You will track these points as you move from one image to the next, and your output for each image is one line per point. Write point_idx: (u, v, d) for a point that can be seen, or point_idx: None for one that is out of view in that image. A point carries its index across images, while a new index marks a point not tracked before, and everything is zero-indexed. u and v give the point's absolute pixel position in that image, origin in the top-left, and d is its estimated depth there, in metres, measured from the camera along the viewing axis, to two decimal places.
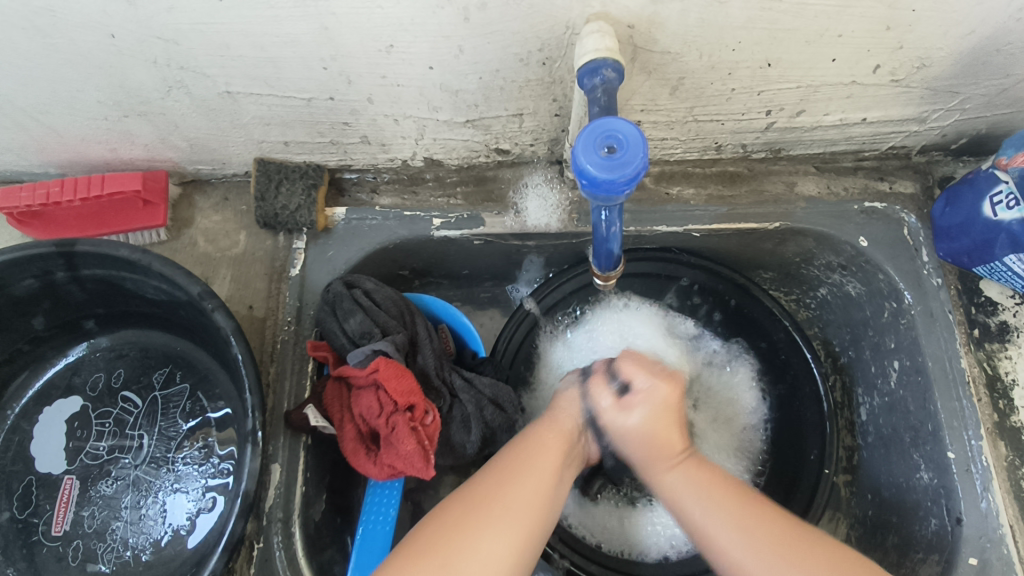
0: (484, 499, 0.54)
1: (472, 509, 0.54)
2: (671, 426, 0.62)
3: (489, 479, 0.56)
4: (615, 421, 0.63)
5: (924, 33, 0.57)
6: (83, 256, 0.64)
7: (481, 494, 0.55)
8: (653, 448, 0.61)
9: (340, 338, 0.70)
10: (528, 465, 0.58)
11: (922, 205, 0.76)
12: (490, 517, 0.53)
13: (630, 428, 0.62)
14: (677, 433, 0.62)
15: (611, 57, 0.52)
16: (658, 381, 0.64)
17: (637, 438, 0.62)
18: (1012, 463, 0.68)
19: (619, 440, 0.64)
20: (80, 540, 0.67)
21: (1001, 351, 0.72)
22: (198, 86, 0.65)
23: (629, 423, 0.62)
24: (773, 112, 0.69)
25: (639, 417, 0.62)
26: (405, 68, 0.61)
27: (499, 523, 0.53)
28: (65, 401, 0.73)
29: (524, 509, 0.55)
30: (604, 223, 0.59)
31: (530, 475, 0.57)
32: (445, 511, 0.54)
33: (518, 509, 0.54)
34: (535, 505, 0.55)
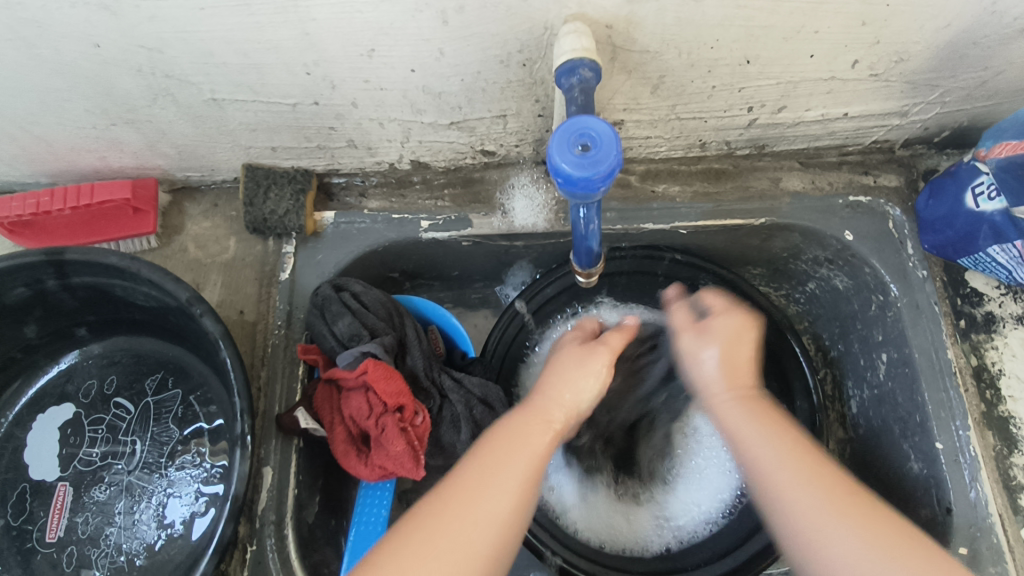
0: (485, 482, 0.50)
1: (480, 488, 0.49)
2: (743, 348, 0.58)
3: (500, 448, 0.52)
4: (691, 356, 0.59)
5: (900, 27, 0.58)
6: (72, 264, 0.64)
7: (483, 474, 0.50)
8: (731, 372, 0.57)
9: (329, 341, 0.70)
10: (508, 468, 0.50)
11: (907, 198, 0.77)
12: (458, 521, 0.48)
13: (713, 365, 0.57)
14: (748, 373, 0.57)
15: (587, 57, 0.53)
16: (733, 312, 0.60)
17: (709, 372, 0.57)
18: (1000, 452, 0.68)
19: (689, 368, 0.59)
20: (74, 546, 0.68)
21: (987, 341, 0.72)
22: (183, 94, 0.65)
23: (704, 355, 0.58)
24: (755, 109, 0.69)
25: (712, 349, 0.58)
26: (388, 72, 0.62)
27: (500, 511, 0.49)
28: (58, 409, 0.73)
29: (526, 492, 0.50)
30: (583, 221, 0.59)
31: (534, 452, 0.52)
32: (452, 493, 0.49)
33: (520, 497, 0.50)
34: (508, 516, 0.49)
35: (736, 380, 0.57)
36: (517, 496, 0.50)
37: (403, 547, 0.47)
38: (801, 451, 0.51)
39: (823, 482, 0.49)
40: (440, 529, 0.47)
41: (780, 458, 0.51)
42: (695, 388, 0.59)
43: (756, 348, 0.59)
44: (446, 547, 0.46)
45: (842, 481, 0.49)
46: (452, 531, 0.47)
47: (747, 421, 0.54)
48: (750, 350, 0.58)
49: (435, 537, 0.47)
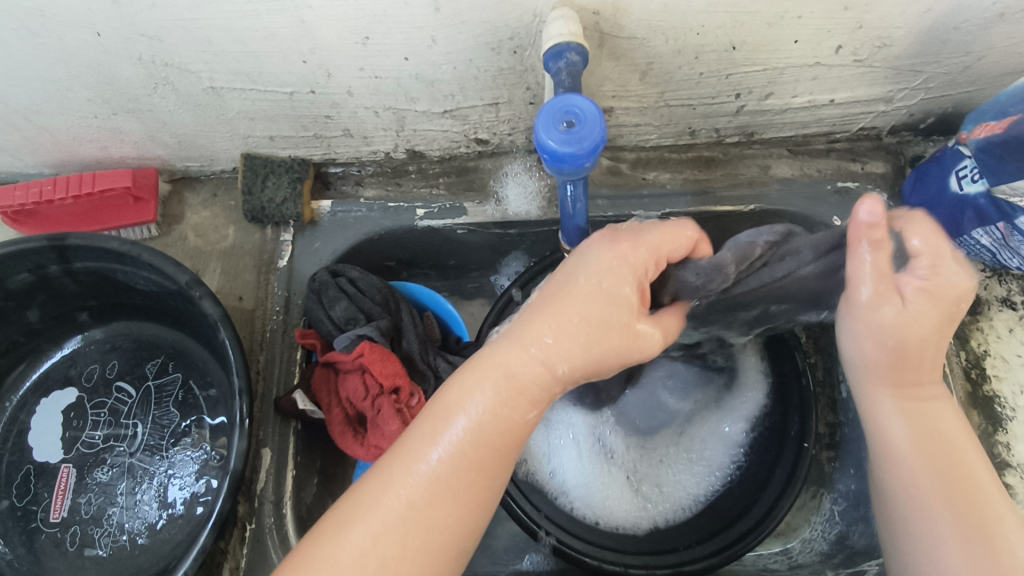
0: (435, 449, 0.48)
1: (434, 455, 0.48)
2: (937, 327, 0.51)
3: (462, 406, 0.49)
4: (869, 316, 0.51)
5: (881, 12, 0.59)
6: (75, 249, 0.66)
7: (438, 441, 0.48)
8: (903, 342, 0.51)
9: (326, 325, 0.71)
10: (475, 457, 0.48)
11: (894, 184, 0.78)
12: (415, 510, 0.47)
13: (883, 318, 0.50)
14: (931, 353, 0.52)
15: (575, 41, 0.54)
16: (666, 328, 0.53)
17: (882, 337, 0.51)
18: (986, 431, 0.69)
19: (858, 335, 0.53)
20: (77, 525, 0.69)
21: (973, 323, 0.73)
22: (183, 83, 0.67)
23: (863, 283, 0.50)
24: (742, 95, 0.71)
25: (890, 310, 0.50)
26: (382, 60, 0.63)
27: (444, 482, 0.47)
28: (61, 393, 0.75)
29: (480, 461, 0.48)
30: (570, 199, 0.60)
31: (498, 419, 0.49)
32: (406, 462, 0.48)
33: (470, 468, 0.48)
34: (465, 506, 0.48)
35: (900, 382, 0.54)
36: (471, 465, 0.48)
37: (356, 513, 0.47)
38: (960, 454, 0.53)
39: (941, 460, 0.52)
40: (392, 496, 0.47)
41: (920, 433, 0.53)
42: (852, 355, 0.55)
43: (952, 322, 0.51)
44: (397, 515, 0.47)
45: (987, 485, 0.52)
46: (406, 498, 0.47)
47: (918, 400, 0.55)
48: (941, 327, 0.50)
49: (384, 505, 0.47)
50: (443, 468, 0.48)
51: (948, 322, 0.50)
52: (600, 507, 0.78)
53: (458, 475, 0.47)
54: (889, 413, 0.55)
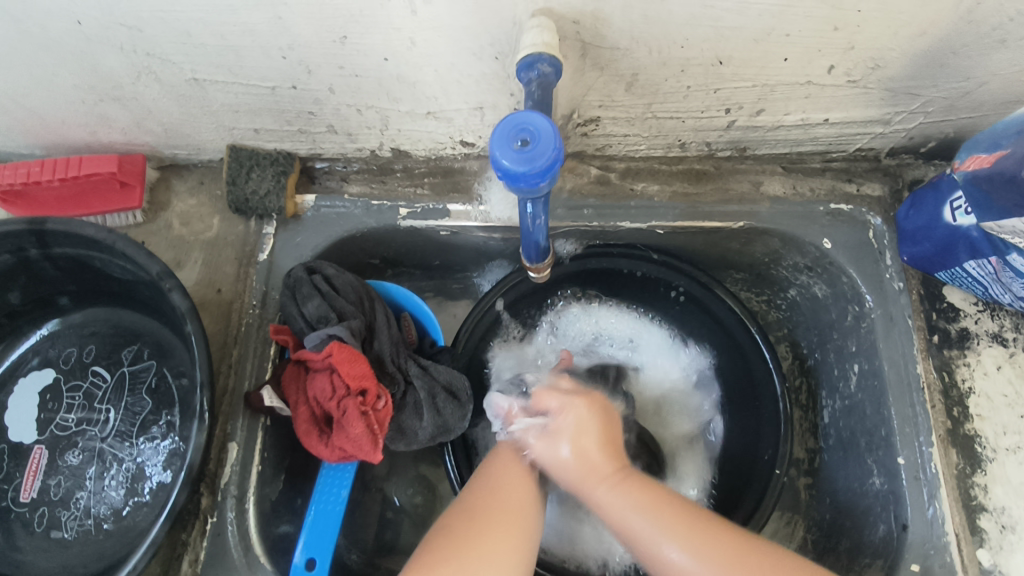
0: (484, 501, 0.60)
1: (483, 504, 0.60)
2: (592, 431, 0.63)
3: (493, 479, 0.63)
4: (546, 450, 0.63)
5: (873, 34, 0.57)
6: (53, 235, 0.66)
7: (497, 490, 0.61)
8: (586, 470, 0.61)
9: (298, 322, 0.71)
10: (493, 497, 0.60)
11: (889, 208, 0.75)
12: (456, 535, 0.56)
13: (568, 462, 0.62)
14: (604, 457, 0.62)
15: (547, 52, 0.54)
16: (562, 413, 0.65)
17: (565, 468, 0.62)
18: (963, 471, 0.67)
19: (557, 476, 0.63)
20: (46, 506, 0.70)
21: (960, 358, 0.71)
22: (165, 73, 0.66)
23: (559, 448, 0.63)
24: (733, 111, 0.69)
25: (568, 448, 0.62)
26: (361, 59, 0.63)
27: (505, 516, 0.59)
28: (39, 374, 0.76)
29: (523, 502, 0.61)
30: (530, 215, 0.59)
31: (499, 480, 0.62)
32: (451, 522, 0.58)
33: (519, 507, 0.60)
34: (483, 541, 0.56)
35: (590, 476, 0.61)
36: (502, 503, 0.60)
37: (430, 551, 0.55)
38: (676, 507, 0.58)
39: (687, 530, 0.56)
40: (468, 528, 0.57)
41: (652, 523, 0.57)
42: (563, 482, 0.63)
43: (609, 426, 0.65)
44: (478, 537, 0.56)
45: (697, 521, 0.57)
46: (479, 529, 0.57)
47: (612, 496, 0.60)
48: (603, 420, 0.65)
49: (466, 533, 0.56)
50: (500, 507, 0.59)
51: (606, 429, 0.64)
52: (570, 524, 0.78)
53: (470, 519, 0.58)
54: (612, 503, 0.59)
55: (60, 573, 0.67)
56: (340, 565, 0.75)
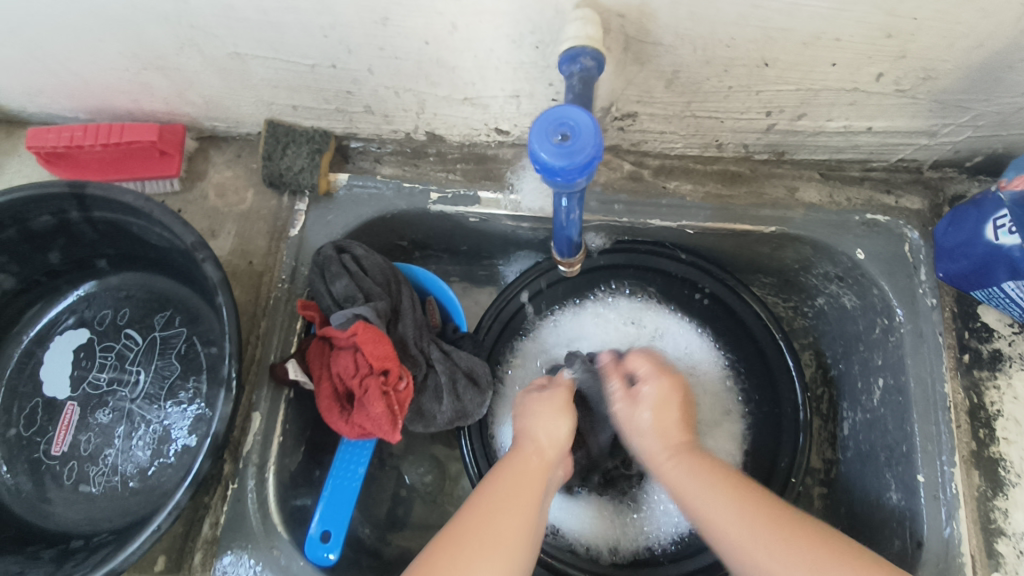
0: (497, 501, 0.57)
1: (502, 508, 0.56)
2: (668, 412, 0.65)
3: (509, 477, 0.59)
4: (629, 419, 0.66)
5: (927, 43, 0.56)
6: (93, 199, 0.68)
7: (500, 500, 0.57)
8: (659, 438, 0.63)
9: (326, 300, 0.72)
10: (513, 497, 0.57)
11: (927, 222, 0.74)
12: (476, 538, 0.53)
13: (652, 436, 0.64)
14: (677, 430, 0.64)
15: (591, 45, 0.54)
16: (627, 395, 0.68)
17: (639, 433, 0.65)
18: (983, 494, 0.66)
19: (637, 441, 0.66)
20: (75, 461, 0.73)
21: (990, 380, 0.70)
22: (208, 45, 0.67)
23: (640, 416, 0.65)
24: (773, 113, 0.68)
25: (647, 412, 0.65)
26: (402, 41, 0.63)
27: (512, 524, 0.55)
28: (74, 333, 0.79)
29: (528, 507, 0.57)
30: (564, 210, 0.59)
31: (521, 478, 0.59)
32: (466, 517, 0.55)
33: (531, 510, 0.57)
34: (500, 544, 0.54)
35: (666, 447, 0.63)
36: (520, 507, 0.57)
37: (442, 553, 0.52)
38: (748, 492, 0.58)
39: (742, 500, 0.57)
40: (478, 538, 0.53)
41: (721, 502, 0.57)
42: (643, 452, 0.65)
43: (687, 405, 0.67)
44: (483, 540, 0.53)
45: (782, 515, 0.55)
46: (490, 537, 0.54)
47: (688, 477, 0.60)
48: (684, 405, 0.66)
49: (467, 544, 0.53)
50: (513, 515, 0.56)
51: (684, 405, 0.66)
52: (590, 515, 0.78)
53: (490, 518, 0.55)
54: (679, 483, 0.60)
55: (86, 526, 0.70)
56: (353, 538, 0.76)
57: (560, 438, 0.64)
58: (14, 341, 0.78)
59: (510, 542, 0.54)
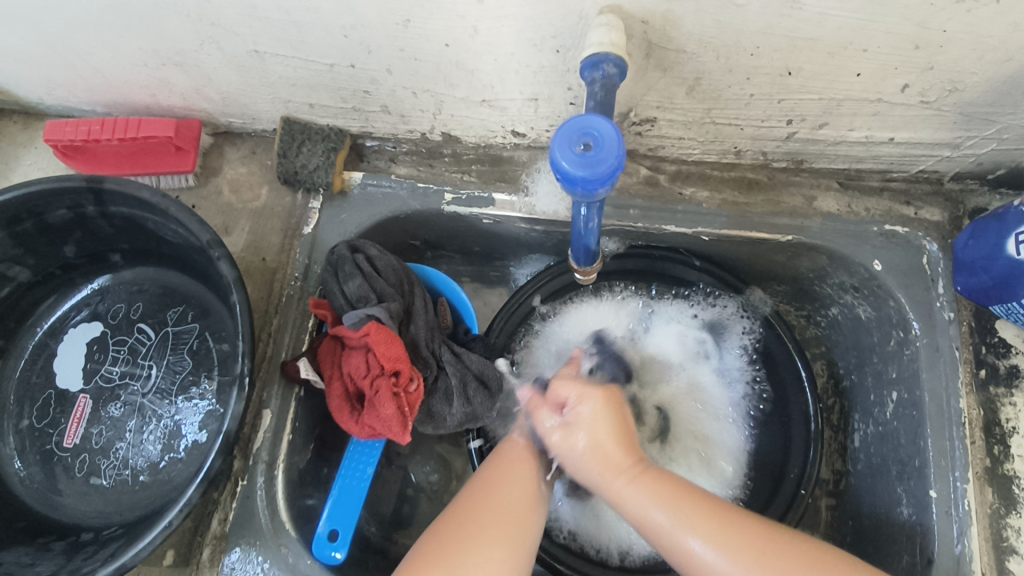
0: (494, 494, 0.59)
1: (491, 498, 0.59)
2: (614, 414, 0.61)
3: (501, 474, 0.62)
4: (562, 445, 0.61)
5: (956, 55, 0.56)
6: (110, 194, 0.68)
7: (486, 489, 0.60)
8: (605, 457, 0.59)
9: (339, 300, 0.72)
10: (503, 483, 0.61)
11: (947, 235, 0.73)
12: (470, 527, 0.56)
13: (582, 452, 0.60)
14: (622, 450, 0.59)
15: (614, 52, 0.53)
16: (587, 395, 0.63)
17: (578, 453, 0.60)
18: (997, 511, 0.66)
19: (569, 458, 0.61)
20: (87, 453, 0.73)
21: (1006, 396, 0.69)
22: (228, 43, 0.67)
23: (574, 437, 0.60)
24: (795, 122, 0.68)
25: (583, 434, 0.60)
26: (423, 43, 0.62)
27: (508, 517, 0.57)
28: (87, 326, 0.79)
29: (525, 502, 0.60)
30: (583, 219, 0.59)
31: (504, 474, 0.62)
32: (444, 522, 0.57)
33: (525, 506, 0.59)
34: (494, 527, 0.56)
35: (609, 464, 0.59)
36: (507, 500, 0.59)
37: (433, 548, 0.55)
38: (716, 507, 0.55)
39: (682, 504, 0.55)
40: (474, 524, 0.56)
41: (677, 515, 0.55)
42: (586, 476, 0.60)
43: (623, 419, 0.62)
44: (478, 526, 0.56)
45: (763, 529, 0.54)
46: (488, 526, 0.56)
47: (650, 488, 0.57)
48: (620, 417, 0.62)
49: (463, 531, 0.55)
50: (504, 504, 0.58)
51: (626, 427, 0.61)
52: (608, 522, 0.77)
53: (473, 511, 0.57)
54: (633, 495, 0.57)
55: (96, 519, 0.70)
56: (360, 537, 0.76)
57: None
58: (28, 332, 0.79)
59: (498, 524, 0.56)
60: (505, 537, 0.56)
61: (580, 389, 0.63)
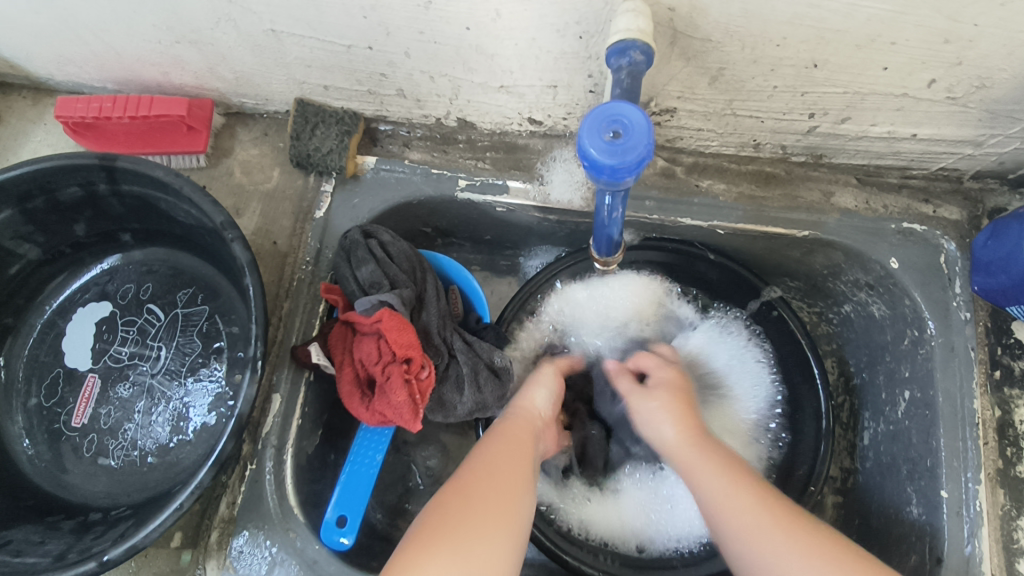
0: (496, 466, 0.58)
1: (494, 477, 0.57)
2: (673, 412, 0.65)
3: (499, 447, 0.61)
4: (653, 435, 0.65)
5: (987, 51, 0.55)
6: (122, 172, 0.67)
7: (494, 462, 0.59)
8: (682, 456, 0.62)
9: (351, 285, 0.72)
10: (511, 456, 0.60)
11: (966, 234, 0.72)
12: (480, 509, 0.53)
13: (670, 440, 0.63)
14: (691, 418, 0.64)
15: (642, 39, 0.52)
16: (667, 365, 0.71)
17: (659, 434, 0.65)
18: (1007, 513, 0.66)
19: (647, 432, 0.67)
20: (95, 433, 0.73)
21: (1020, 398, 0.69)
22: (244, 21, 0.66)
23: (652, 408, 0.66)
24: (817, 115, 0.67)
25: (671, 430, 0.64)
26: (442, 26, 0.61)
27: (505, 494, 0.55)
28: (96, 305, 0.78)
29: (518, 481, 0.58)
30: (607, 208, 0.59)
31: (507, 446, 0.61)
32: (443, 502, 0.54)
33: (525, 479, 0.59)
34: (512, 501, 0.55)
35: (683, 429, 0.63)
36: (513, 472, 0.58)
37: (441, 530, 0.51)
38: (761, 489, 0.56)
39: (732, 471, 0.58)
40: (483, 502, 0.54)
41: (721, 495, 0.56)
42: (656, 447, 0.66)
43: (690, 395, 0.68)
44: (487, 505, 0.54)
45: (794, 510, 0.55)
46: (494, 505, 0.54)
47: (703, 463, 0.60)
48: (686, 393, 0.67)
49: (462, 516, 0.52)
50: (507, 482, 0.57)
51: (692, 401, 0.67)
52: (612, 518, 0.78)
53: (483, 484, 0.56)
54: (688, 466, 0.60)
55: (104, 498, 0.70)
56: (368, 523, 0.76)
57: (549, 408, 0.71)
58: (37, 310, 0.78)
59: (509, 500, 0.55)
60: (512, 514, 0.54)
61: (649, 397, 0.67)
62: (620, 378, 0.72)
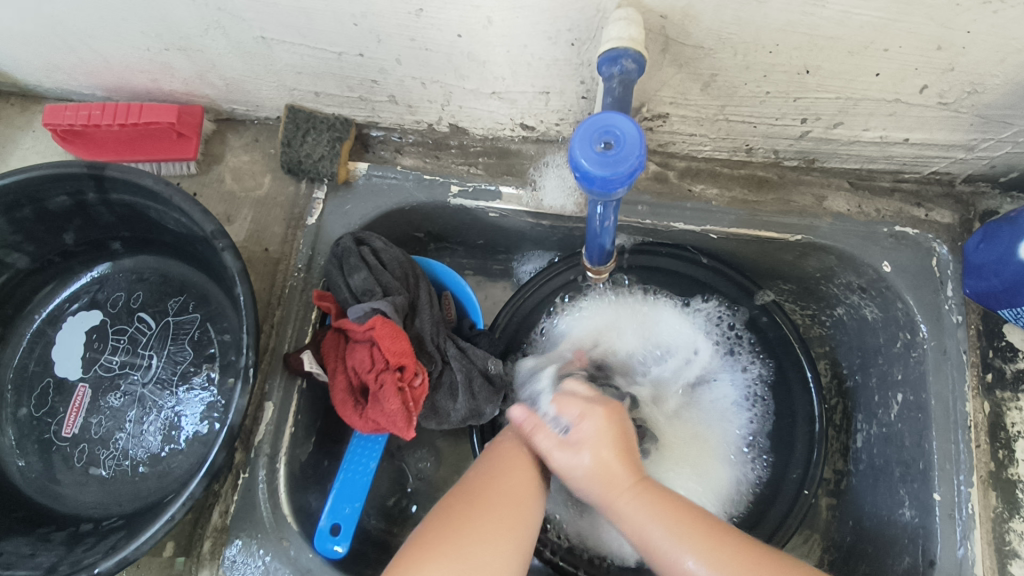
0: (497, 474, 0.60)
1: (491, 485, 0.59)
2: (616, 458, 0.59)
3: (503, 458, 0.62)
4: (566, 466, 0.60)
5: (978, 57, 0.55)
6: (111, 181, 0.67)
7: (496, 471, 0.60)
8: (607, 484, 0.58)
9: (343, 292, 0.71)
10: (514, 462, 0.61)
11: (957, 237, 0.73)
12: (479, 514, 0.56)
13: (581, 468, 0.59)
14: (625, 467, 0.59)
15: (633, 47, 0.52)
16: (594, 412, 0.61)
17: (581, 474, 0.59)
18: (999, 515, 0.66)
19: (575, 483, 0.60)
20: (86, 443, 0.73)
21: (1012, 401, 0.69)
22: (234, 28, 0.66)
23: (576, 455, 0.59)
24: (809, 121, 0.67)
25: (588, 455, 0.59)
26: (434, 33, 0.61)
27: (511, 508, 0.57)
28: (86, 314, 0.78)
29: (523, 486, 0.60)
30: (599, 217, 0.59)
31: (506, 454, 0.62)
32: (446, 507, 0.57)
33: (529, 486, 0.60)
34: (513, 505, 0.58)
35: (614, 478, 0.58)
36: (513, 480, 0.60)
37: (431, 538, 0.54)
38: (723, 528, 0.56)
39: (675, 517, 0.56)
40: (479, 509, 0.56)
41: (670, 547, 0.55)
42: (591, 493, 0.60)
43: (627, 436, 0.61)
44: (483, 513, 0.56)
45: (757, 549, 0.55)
46: (487, 511, 0.56)
47: (642, 514, 0.57)
48: (620, 430, 0.61)
49: (468, 525, 0.55)
50: (506, 491, 0.58)
51: (626, 437, 0.61)
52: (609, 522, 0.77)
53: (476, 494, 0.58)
54: (635, 514, 0.57)
55: (95, 509, 0.70)
56: (362, 530, 0.76)
57: (564, 420, 0.68)
58: (26, 320, 0.78)
59: (504, 506, 0.57)
60: (505, 526, 0.56)
61: (581, 435, 0.60)
62: (537, 431, 0.62)
